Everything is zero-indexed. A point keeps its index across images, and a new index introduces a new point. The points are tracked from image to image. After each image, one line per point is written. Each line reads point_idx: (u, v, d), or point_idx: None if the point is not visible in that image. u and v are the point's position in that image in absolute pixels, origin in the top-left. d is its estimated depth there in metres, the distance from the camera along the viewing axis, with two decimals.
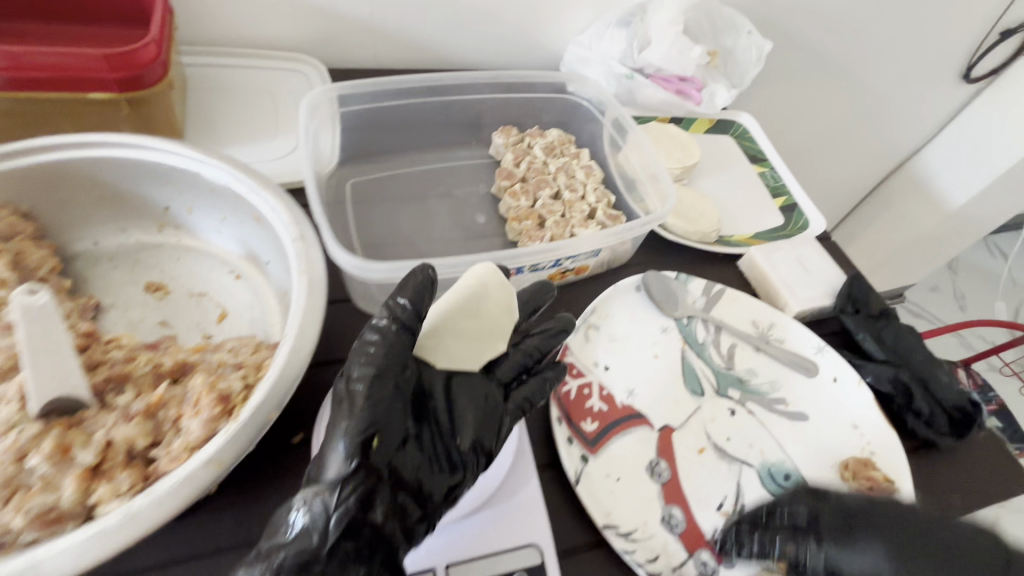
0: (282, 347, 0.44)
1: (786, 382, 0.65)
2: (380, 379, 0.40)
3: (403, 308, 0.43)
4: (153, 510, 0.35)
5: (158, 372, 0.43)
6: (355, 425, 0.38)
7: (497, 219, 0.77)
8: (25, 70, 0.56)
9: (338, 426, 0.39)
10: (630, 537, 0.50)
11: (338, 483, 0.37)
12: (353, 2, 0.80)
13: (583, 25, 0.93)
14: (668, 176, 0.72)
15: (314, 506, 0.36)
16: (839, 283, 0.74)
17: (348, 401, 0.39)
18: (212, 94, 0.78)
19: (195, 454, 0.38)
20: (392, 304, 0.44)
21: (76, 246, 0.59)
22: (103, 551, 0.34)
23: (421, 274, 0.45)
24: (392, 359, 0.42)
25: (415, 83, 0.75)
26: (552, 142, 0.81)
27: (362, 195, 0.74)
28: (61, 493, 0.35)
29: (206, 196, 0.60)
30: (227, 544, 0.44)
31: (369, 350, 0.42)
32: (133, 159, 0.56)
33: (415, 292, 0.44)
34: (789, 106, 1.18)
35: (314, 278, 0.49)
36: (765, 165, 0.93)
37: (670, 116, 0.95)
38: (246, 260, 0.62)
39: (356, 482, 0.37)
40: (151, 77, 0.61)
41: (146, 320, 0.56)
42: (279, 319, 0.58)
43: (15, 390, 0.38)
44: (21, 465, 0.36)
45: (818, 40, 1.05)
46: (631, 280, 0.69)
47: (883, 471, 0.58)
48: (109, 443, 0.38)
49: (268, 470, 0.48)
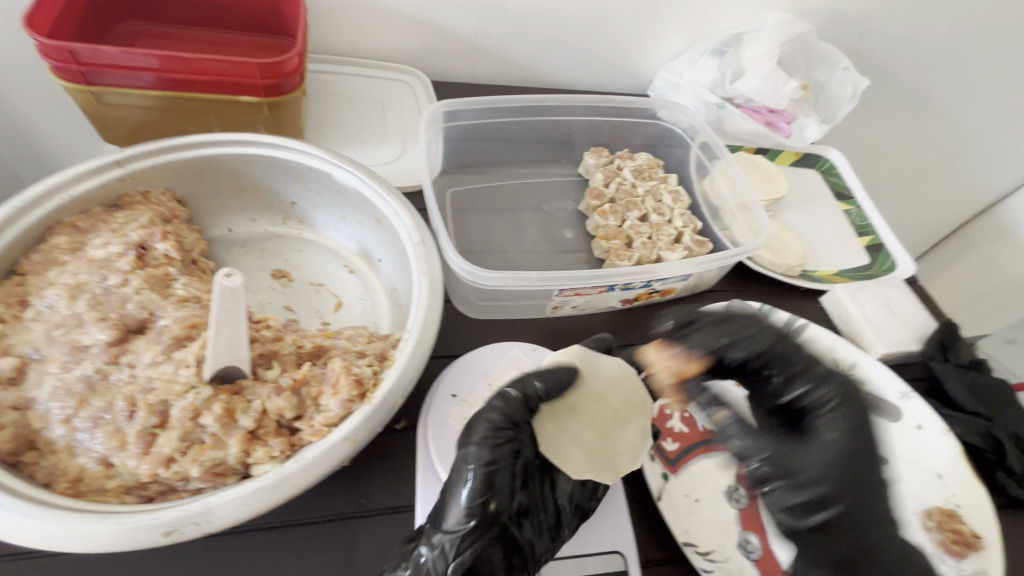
0: (407, 342, 0.48)
1: (867, 424, 0.65)
2: (501, 446, 0.45)
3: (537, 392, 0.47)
4: (302, 475, 0.40)
5: (300, 353, 0.48)
6: (475, 486, 0.43)
7: (584, 235, 0.80)
8: (193, 76, 0.61)
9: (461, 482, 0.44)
10: (708, 557, 0.51)
11: (457, 534, 0.42)
12: (462, 18, 0.83)
13: (676, 52, 0.95)
14: (763, 210, 0.73)
15: (435, 550, 0.42)
16: (928, 329, 0.73)
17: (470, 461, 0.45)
18: (327, 98, 0.83)
19: (336, 430, 0.43)
20: (528, 385, 0.48)
21: (213, 231, 0.66)
22: (260, 505, 0.39)
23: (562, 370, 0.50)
24: (512, 431, 0.46)
25: (517, 101, 0.79)
26: (641, 166, 0.84)
27: (461, 204, 0.79)
28: (227, 451, 0.41)
29: (331, 196, 0.65)
30: (342, 514, 0.49)
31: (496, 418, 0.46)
32: (274, 157, 0.62)
33: (552, 381, 0.48)
34: (877, 142, 1.16)
35: (433, 280, 0.54)
36: (851, 203, 0.92)
37: (756, 147, 0.95)
38: (359, 257, 0.68)
39: (472, 536, 0.42)
40: (291, 84, 0.66)
41: (273, 304, 0.62)
42: (388, 314, 0.63)
43: (192, 356, 0.43)
44: (196, 422, 0.41)
45: (915, 78, 1.03)
46: (715, 306, 0.71)
47: (970, 525, 0.57)
48: (265, 411, 0.43)
49: (377, 451, 0.53)
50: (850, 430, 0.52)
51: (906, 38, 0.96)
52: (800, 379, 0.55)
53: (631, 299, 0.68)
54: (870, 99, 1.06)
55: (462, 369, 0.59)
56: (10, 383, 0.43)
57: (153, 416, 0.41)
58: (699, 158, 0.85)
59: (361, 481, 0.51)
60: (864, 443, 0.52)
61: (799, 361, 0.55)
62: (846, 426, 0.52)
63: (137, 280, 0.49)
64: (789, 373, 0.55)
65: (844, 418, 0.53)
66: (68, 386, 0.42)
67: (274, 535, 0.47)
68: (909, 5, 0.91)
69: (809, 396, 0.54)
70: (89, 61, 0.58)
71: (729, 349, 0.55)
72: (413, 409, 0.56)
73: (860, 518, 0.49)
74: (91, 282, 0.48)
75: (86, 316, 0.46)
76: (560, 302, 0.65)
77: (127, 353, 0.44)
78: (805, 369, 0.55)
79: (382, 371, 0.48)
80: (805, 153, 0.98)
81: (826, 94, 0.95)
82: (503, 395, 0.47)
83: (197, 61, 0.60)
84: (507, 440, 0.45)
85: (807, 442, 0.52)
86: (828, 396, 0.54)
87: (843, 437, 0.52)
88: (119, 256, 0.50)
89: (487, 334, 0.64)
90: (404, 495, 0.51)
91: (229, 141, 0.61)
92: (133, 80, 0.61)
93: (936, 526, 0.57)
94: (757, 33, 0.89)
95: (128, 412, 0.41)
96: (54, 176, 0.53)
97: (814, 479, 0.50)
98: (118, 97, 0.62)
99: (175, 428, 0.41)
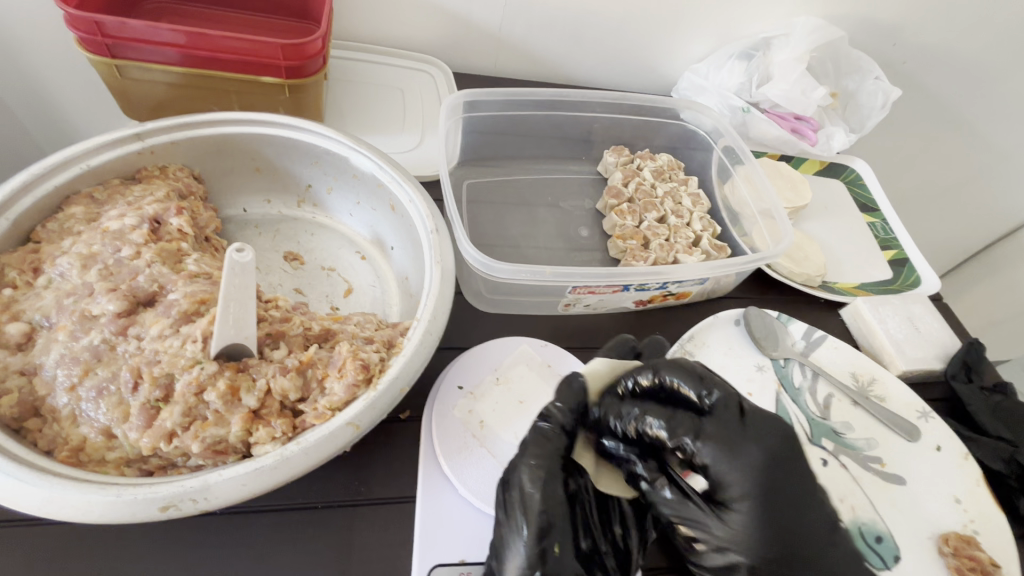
0: (416, 329, 0.47)
1: (884, 441, 0.62)
2: (550, 482, 0.44)
3: (559, 411, 0.49)
4: (302, 458, 0.39)
5: (307, 335, 0.48)
6: (532, 532, 0.42)
7: (600, 234, 0.79)
8: (216, 54, 0.61)
9: (514, 531, 0.43)
10: None
11: None
12: (488, 10, 0.82)
13: (702, 55, 0.93)
14: (786, 217, 0.70)
15: None
16: (952, 348, 0.70)
17: (522, 505, 0.43)
18: (348, 84, 0.83)
19: (339, 414, 0.42)
20: (550, 407, 0.49)
21: (228, 211, 0.66)
22: (260, 486, 0.38)
23: (572, 382, 0.51)
24: (556, 468, 0.45)
25: (538, 95, 0.78)
26: (661, 167, 0.82)
27: (476, 196, 0.78)
28: (229, 428, 0.41)
29: (347, 180, 0.65)
30: (340, 501, 0.49)
31: (534, 451, 0.46)
32: (292, 138, 0.62)
33: (570, 396, 0.50)
34: (904, 156, 1.13)
35: (446, 269, 0.53)
36: (876, 215, 0.90)
37: (781, 154, 0.92)
38: (371, 243, 0.67)
39: None
40: (314, 67, 0.66)
41: (283, 286, 0.61)
42: (398, 302, 0.63)
43: (198, 331, 0.43)
44: (199, 397, 0.41)
45: (948, 92, 1.00)
46: (731, 313, 0.69)
47: (988, 553, 0.55)
48: (268, 391, 0.43)
49: (379, 439, 0.52)
50: (755, 493, 0.44)
51: (941, 50, 0.94)
52: (714, 441, 0.45)
53: (645, 301, 0.67)
54: (900, 111, 1.04)
55: (470, 362, 0.58)
56: (18, 349, 0.43)
57: (156, 389, 0.41)
58: (722, 161, 0.83)
59: (362, 469, 0.50)
60: (773, 478, 0.45)
61: (724, 416, 0.47)
62: (756, 488, 0.44)
63: (148, 253, 0.48)
64: (710, 425, 0.47)
65: (728, 465, 0.45)
66: (75, 354, 0.42)
67: (271, 517, 0.47)
68: (947, 15, 0.88)
69: (706, 451, 0.46)
70: (115, 33, 0.58)
71: (648, 417, 0.48)
72: (418, 399, 0.56)
73: (783, 570, 0.44)
74: (104, 253, 0.48)
75: (96, 286, 0.46)
76: (572, 300, 0.64)
77: (135, 325, 0.44)
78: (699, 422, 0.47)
79: (389, 358, 0.47)
80: (831, 162, 0.96)
81: (855, 103, 0.93)
82: (536, 428, 0.47)
83: (221, 39, 0.60)
84: (553, 475, 0.44)
85: (726, 500, 0.45)
86: (724, 432, 0.46)
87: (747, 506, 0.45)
88: (132, 229, 0.50)
89: (497, 328, 0.64)
90: (404, 485, 0.50)
91: (248, 120, 0.60)
92: (157, 55, 0.61)
93: (952, 552, 0.55)
94: (787, 38, 0.88)
95: (133, 384, 0.41)
96: (73, 146, 0.53)
97: (735, 545, 0.45)
98: (142, 72, 0.62)
99: (178, 403, 0.40)
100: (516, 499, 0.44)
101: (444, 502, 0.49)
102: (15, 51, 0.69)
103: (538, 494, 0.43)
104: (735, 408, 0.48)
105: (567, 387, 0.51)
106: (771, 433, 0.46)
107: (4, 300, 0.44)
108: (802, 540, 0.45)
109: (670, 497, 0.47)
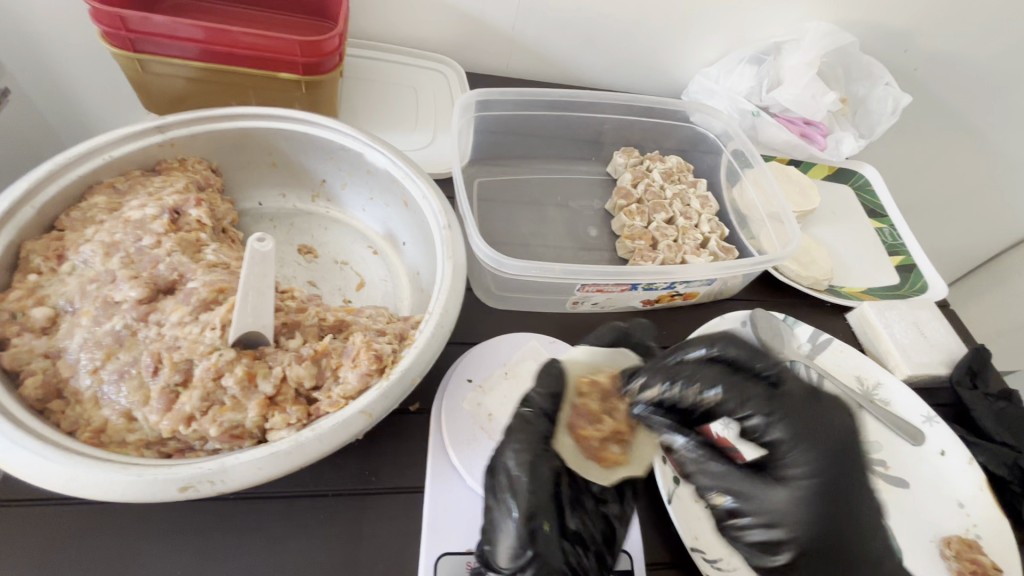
0: (428, 322, 0.48)
1: (887, 445, 0.63)
2: (536, 463, 0.45)
3: (539, 398, 0.49)
4: (316, 444, 0.40)
5: (322, 325, 0.49)
6: (522, 514, 0.42)
7: (609, 234, 0.79)
8: (236, 49, 0.62)
9: (503, 514, 0.43)
10: (715, 565, 0.49)
11: (515, 570, 0.41)
12: (501, 11, 0.83)
13: (713, 59, 0.94)
14: (794, 221, 0.71)
15: None
16: (957, 354, 0.71)
17: (510, 488, 0.44)
18: (363, 82, 0.84)
19: (352, 402, 0.43)
20: (533, 394, 0.49)
21: (244, 204, 0.67)
22: (275, 470, 0.39)
23: (552, 367, 0.50)
24: (541, 448, 0.46)
25: (550, 95, 0.79)
26: (671, 169, 0.83)
27: (487, 195, 0.79)
28: (246, 414, 0.42)
29: (361, 176, 0.66)
30: (350, 489, 0.50)
31: (520, 434, 0.46)
32: (309, 134, 0.63)
33: (553, 384, 0.49)
34: (914, 164, 1.13)
35: (457, 264, 0.54)
36: (884, 221, 0.90)
37: (789, 158, 0.93)
38: (383, 239, 0.68)
39: (529, 570, 0.41)
40: (330, 64, 0.67)
41: (297, 278, 0.63)
42: (409, 296, 0.64)
43: (217, 319, 0.44)
44: (217, 383, 0.42)
45: (959, 100, 1.00)
46: (737, 314, 0.70)
47: (991, 557, 0.55)
48: (284, 379, 0.44)
49: (389, 430, 0.53)
50: (815, 469, 0.40)
51: (952, 57, 0.94)
52: (787, 441, 0.41)
53: (652, 300, 0.68)
54: (910, 119, 1.04)
55: (479, 356, 0.59)
56: (43, 332, 0.44)
57: (176, 373, 0.42)
58: (731, 164, 0.84)
59: (372, 459, 0.51)
60: (842, 469, 0.40)
61: (787, 395, 0.43)
62: (812, 469, 0.40)
63: (169, 242, 0.50)
64: (779, 397, 0.43)
65: (792, 451, 0.41)
66: (98, 338, 0.43)
67: (282, 503, 0.48)
68: (959, 23, 0.89)
69: (775, 431, 0.42)
70: (138, 28, 0.59)
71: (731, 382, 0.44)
72: (427, 392, 0.57)
73: (841, 554, 0.39)
74: (126, 241, 0.49)
75: (118, 273, 0.47)
76: (580, 298, 0.64)
77: (156, 312, 0.45)
78: (771, 392, 0.43)
79: (402, 349, 0.48)
80: (839, 167, 0.96)
81: (865, 109, 0.93)
82: (519, 415, 0.48)
83: (240, 35, 0.61)
84: (539, 458, 0.45)
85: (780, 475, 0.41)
86: (804, 421, 0.41)
87: (793, 494, 0.40)
88: (153, 219, 0.51)
89: (505, 324, 0.64)
90: (413, 475, 0.51)
91: (265, 115, 0.61)
92: (178, 50, 0.62)
93: (954, 555, 0.55)
94: (798, 44, 0.88)
95: (153, 368, 0.42)
96: (97, 136, 0.54)
97: (784, 524, 0.39)
98: (163, 66, 0.64)
99: (197, 387, 0.41)
100: (504, 485, 0.44)
101: (452, 493, 0.50)
102: (40, 43, 0.71)
103: (525, 477, 0.44)
104: (785, 380, 0.44)
105: (545, 373, 0.50)
106: (830, 420, 0.42)
107: (30, 285, 0.46)
108: (860, 534, 0.40)
109: (709, 467, 0.43)
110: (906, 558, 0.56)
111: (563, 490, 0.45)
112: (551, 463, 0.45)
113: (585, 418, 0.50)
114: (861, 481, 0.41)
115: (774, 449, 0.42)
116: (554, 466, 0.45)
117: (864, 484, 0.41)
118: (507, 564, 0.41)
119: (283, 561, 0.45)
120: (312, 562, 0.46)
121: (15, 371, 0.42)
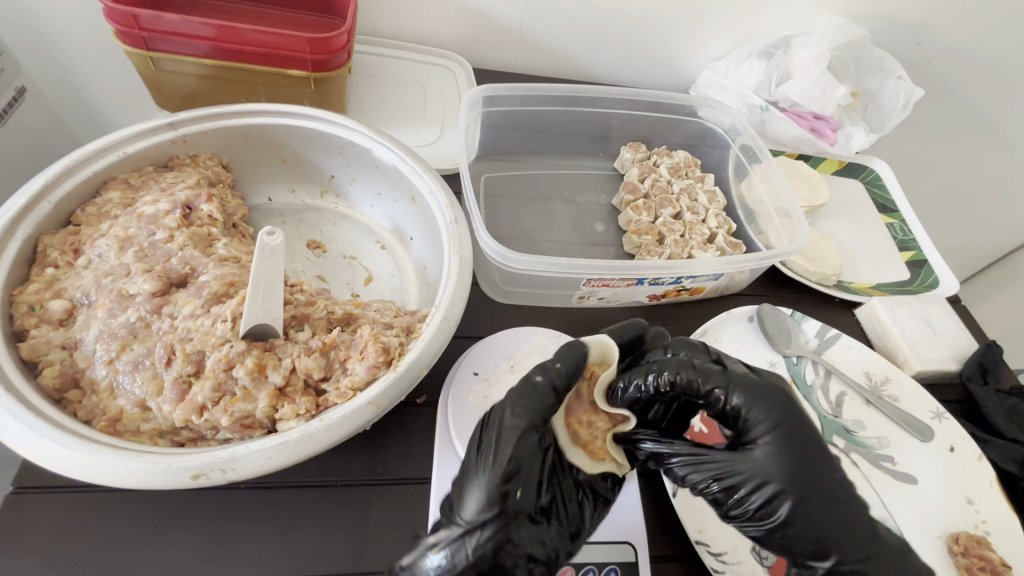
0: (435, 315, 0.49)
1: (895, 440, 0.62)
2: (531, 428, 0.40)
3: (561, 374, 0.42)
4: (325, 434, 0.41)
5: (330, 318, 0.49)
6: (499, 472, 0.38)
7: (616, 230, 0.79)
8: (246, 47, 0.63)
9: (482, 468, 0.39)
10: (720, 559, 0.50)
11: (477, 527, 0.37)
12: (508, 6, 0.83)
13: (722, 53, 0.93)
14: (802, 215, 0.70)
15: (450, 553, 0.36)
16: (968, 350, 0.70)
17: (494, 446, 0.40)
18: (371, 79, 0.85)
19: (360, 394, 0.43)
20: (550, 366, 0.43)
21: (254, 199, 0.68)
22: (284, 459, 0.40)
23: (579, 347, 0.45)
24: (545, 417, 0.41)
25: (556, 91, 0.79)
26: (678, 164, 0.83)
27: (494, 190, 0.79)
28: (256, 405, 0.43)
29: (370, 172, 0.66)
30: (358, 479, 0.50)
31: (525, 395, 0.42)
32: (317, 129, 0.64)
33: (572, 361, 0.44)
34: (927, 158, 1.12)
35: (464, 258, 0.54)
36: (895, 216, 0.89)
37: (798, 153, 0.92)
38: (391, 234, 0.69)
39: (494, 527, 0.37)
40: (339, 61, 0.67)
41: (306, 272, 0.63)
42: (416, 291, 0.64)
43: (228, 312, 0.45)
44: (228, 374, 0.43)
45: (974, 93, 0.99)
46: (744, 310, 0.70)
47: (999, 554, 0.55)
48: (294, 370, 0.44)
49: (395, 422, 0.54)
50: (772, 429, 0.43)
51: (967, 50, 0.93)
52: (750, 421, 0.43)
53: (658, 295, 0.68)
54: (922, 113, 1.03)
55: (484, 350, 0.59)
56: (60, 324, 0.45)
57: (188, 364, 0.43)
58: (739, 159, 0.83)
59: (379, 450, 0.52)
60: (798, 428, 0.43)
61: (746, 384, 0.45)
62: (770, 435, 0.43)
63: (181, 237, 0.51)
64: (727, 371, 0.44)
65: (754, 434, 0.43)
66: (113, 330, 0.44)
67: (291, 493, 0.49)
68: (973, 14, 0.87)
69: (733, 399, 0.43)
70: (150, 26, 0.60)
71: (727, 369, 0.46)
72: (434, 384, 0.57)
73: (818, 504, 0.42)
74: (139, 236, 0.50)
75: (132, 267, 0.48)
76: (587, 292, 0.65)
77: (169, 304, 0.46)
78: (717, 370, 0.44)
79: (409, 342, 0.49)
80: (849, 162, 0.95)
81: (876, 103, 0.92)
82: (530, 380, 0.42)
83: (250, 32, 0.62)
84: (536, 424, 0.41)
85: (749, 438, 0.43)
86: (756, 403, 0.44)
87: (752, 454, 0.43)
88: (166, 214, 0.52)
89: (511, 319, 0.65)
90: (420, 468, 0.52)
91: (275, 111, 0.62)
92: (190, 47, 0.63)
93: (962, 552, 0.55)
94: (807, 37, 0.87)
95: (166, 359, 0.43)
96: (111, 134, 0.55)
97: (768, 484, 0.42)
98: (175, 64, 0.65)
99: (209, 378, 0.42)
100: (492, 439, 0.40)
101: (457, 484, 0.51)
102: (55, 42, 0.72)
103: (515, 437, 0.39)
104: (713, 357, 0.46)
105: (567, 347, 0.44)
106: (780, 386, 0.44)
107: (48, 278, 0.47)
108: (826, 475, 0.43)
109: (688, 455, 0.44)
110: (912, 553, 0.56)
111: (549, 462, 0.41)
112: (544, 431, 0.41)
113: (584, 405, 0.45)
114: (814, 432, 0.44)
115: (737, 421, 0.44)
116: (545, 433, 0.41)
117: (817, 434, 0.44)
118: (467, 518, 0.37)
119: (292, 549, 0.46)
120: (320, 551, 0.46)
121: (34, 361, 0.43)
